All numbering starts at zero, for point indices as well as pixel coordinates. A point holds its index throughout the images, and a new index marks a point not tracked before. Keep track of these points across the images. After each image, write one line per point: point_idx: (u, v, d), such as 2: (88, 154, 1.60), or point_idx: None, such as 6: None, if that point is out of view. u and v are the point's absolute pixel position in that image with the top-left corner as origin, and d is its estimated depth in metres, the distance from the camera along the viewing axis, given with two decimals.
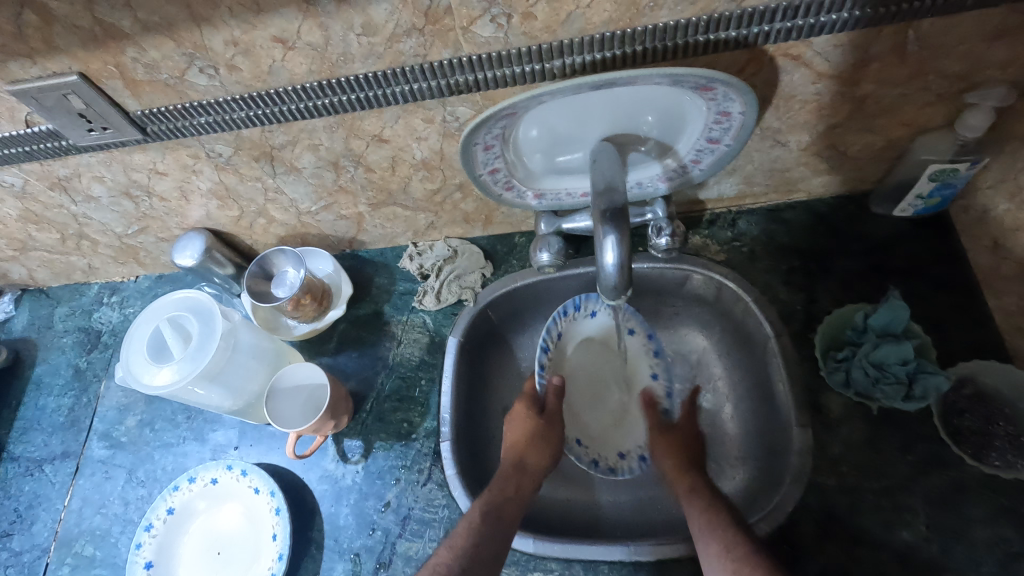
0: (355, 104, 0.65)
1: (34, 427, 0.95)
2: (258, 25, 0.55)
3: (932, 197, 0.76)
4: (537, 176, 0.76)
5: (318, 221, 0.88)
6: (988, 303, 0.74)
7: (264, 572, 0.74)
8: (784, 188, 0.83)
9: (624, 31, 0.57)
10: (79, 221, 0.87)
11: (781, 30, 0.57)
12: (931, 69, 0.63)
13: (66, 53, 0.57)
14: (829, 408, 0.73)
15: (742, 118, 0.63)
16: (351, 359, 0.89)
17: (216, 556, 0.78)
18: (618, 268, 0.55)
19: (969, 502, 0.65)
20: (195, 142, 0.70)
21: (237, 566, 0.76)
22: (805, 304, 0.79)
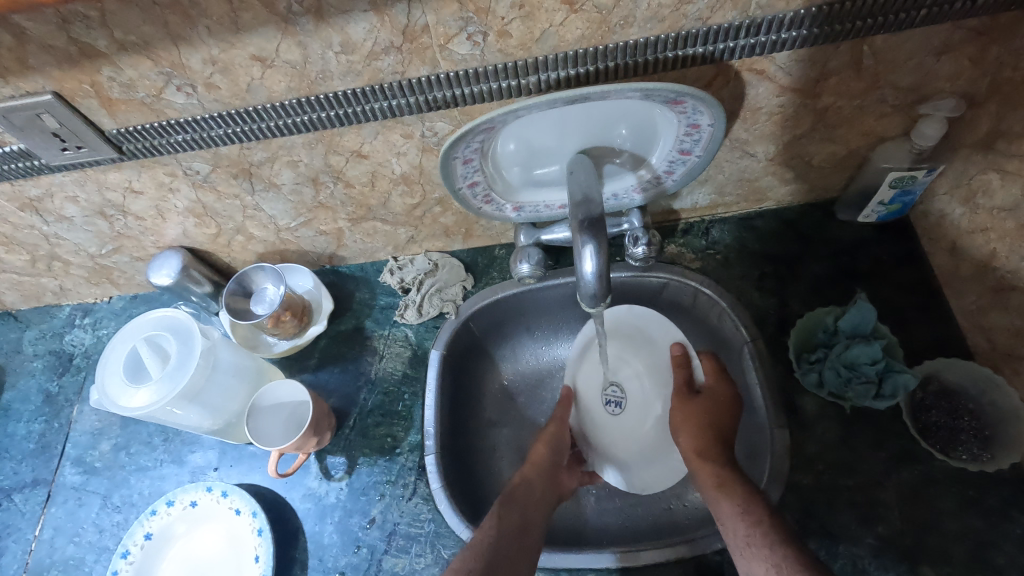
0: (334, 120, 0.65)
1: (2, 454, 0.92)
2: (236, 44, 0.56)
3: (893, 203, 0.79)
4: (515, 189, 0.77)
5: (297, 238, 0.88)
6: (949, 303, 0.78)
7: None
8: (754, 197, 0.86)
9: (596, 48, 0.59)
10: (51, 242, 0.85)
11: (745, 46, 0.60)
12: (886, 82, 0.66)
13: (40, 73, 0.57)
14: (804, 408, 0.75)
15: (712, 130, 0.65)
16: (333, 375, 0.88)
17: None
18: (597, 276, 0.56)
19: (938, 495, 0.67)
20: (172, 159, 0.70)
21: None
22: (778, 309, 0.81)
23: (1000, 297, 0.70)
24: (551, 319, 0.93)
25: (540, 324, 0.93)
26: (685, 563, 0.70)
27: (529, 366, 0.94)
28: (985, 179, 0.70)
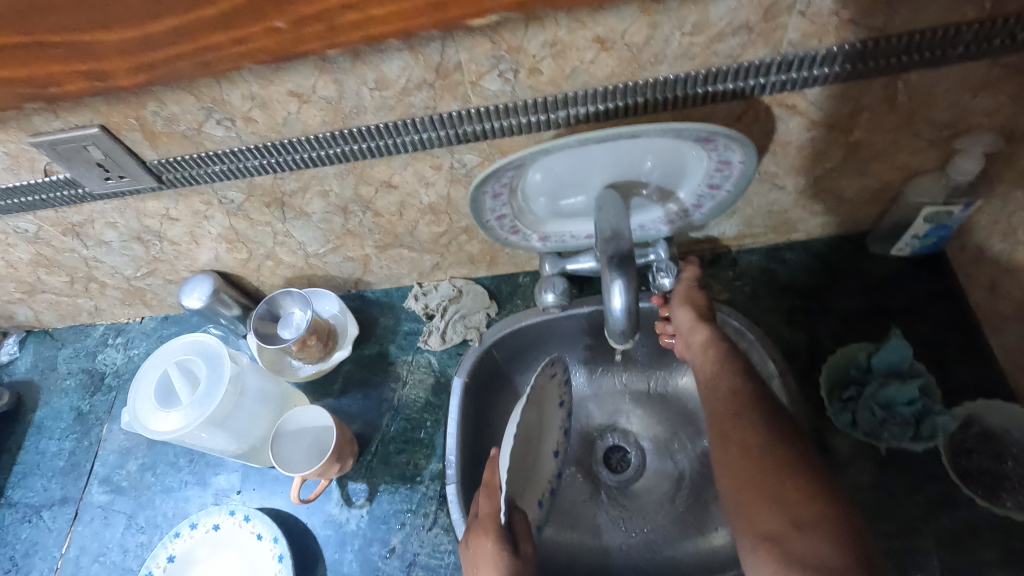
0: (366, 152, 0.67)
1: (33, 471, 0.94)
2: (274, 80, 0.57)
3: (928, 237, 0.78)
4: (541, 220, 0.78)
5: (325, 263, 0.89)
6: (989, 341, 0.75)
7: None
8: (783, 229, 0.85)
9: (626, 84, 0.59)
10: (89, 264, 0.88)
11: (775, 83, 0.60)
12: (921, 117, 0.65)
13: (88, 108, 0.59)
14: (837, 448, 0.72)
15: (743, 166, 0.65)
16: (356, 400, 0.88)
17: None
18: (626, 313, 0.55)
19: (982, 545, 0.64)
20: (209, 189, 0.72)
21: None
22: (808, 343, 0.80)
23: None
24: (574, 349, 0.93)
25: (561, 355, 0.93)
26: None
27: None
28: None
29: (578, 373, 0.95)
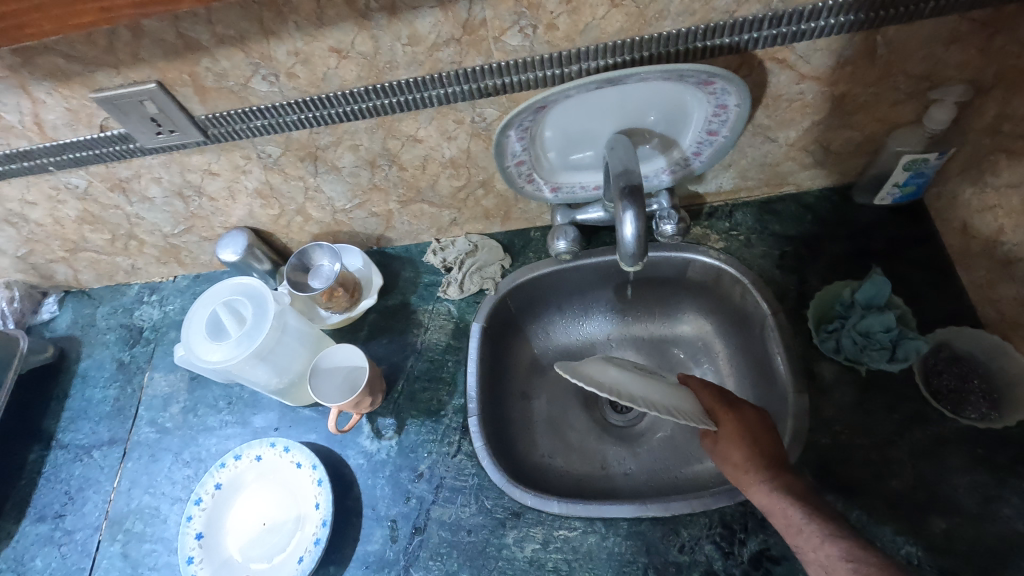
0: (396, 106, 0.73)
1: (81, 416, 1.01)
2: (318, 37, 0.64)
3: (907, 185, 0.85)
4: (554, 170, 0.85)
5: (350, 219, 0.96)
6: (960, 278, 0.83)
7: (308, 537, 0.80)
8: (775, 182, 0.92)
9: (634, 39, 0.66)
10: (132, 221, 0.94)
11: (767, 37, 0.67)
12: (899, 70, 0.72)
13: (148, 64, 0.66)
14: (823, 374, 0.80)
15: (737, 111, 0.72)
16: (381, 345, 0.96)
17: (260, 525, 0.84)
18: (635, 239, 0.62)
19: (950, 454, 0.72)
20: (249, 143, 0.78)
21: (282, 534, 0.82)
22: (798, 285, 0.87)
23: (1007, 270, 0.75)
24: (582, 299, 1.00)
25: (570, 304, 1.01)
26: (710, 513, 0.76)
27: (561, 342, 1.02)
28: (993, 159, 0.75)
29: (588, 323, 1.02)
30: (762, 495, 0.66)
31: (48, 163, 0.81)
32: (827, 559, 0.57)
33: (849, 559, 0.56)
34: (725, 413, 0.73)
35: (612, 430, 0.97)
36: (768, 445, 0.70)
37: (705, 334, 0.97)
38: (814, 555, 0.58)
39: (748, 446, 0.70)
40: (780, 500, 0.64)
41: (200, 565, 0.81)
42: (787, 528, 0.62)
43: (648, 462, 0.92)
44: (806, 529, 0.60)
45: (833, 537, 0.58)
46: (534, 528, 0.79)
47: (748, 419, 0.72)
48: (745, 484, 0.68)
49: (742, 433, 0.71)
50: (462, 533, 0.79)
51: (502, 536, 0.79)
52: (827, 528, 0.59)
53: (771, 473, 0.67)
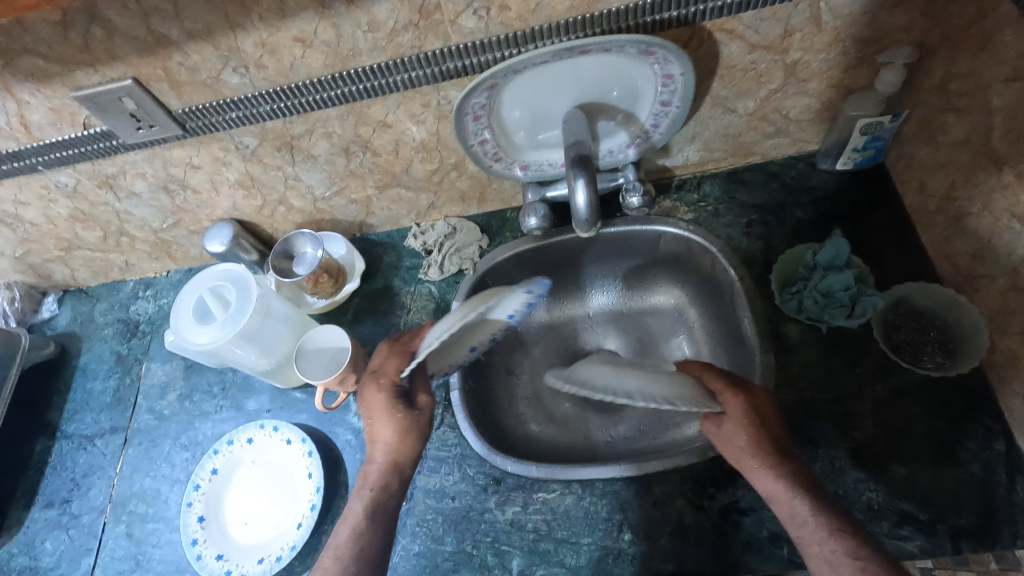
0: (364, 92, 0.76)
1: (83, 407, 1.05)
2: (282, 27, 0.67)
3: (866, 148, 0.87)
4: (520, 148, 0.88)
5: (332, 207, 0.99)
6: (920, 237, 0.85)
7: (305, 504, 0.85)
8: (740, 152, 0.95)
9: (584, 16, 0.69)
10: (121, 218, 0.98)
11: (714, 9, 0.69)
12: (846, 35, 0.74)
13: (123, 61, 0.69)
14: (788, 334, 0.83)
15: (684, 79, 0.74)
16: (367, 327, 0.99)
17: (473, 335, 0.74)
18: (588, 205, 0.66)
19: (909, 404, 0.75)
20: (227, 135, 0.82)
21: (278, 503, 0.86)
22: (764, 251, 0.90)
23: (960, 225, 0.77)
24: (559, 276, 1.03)
25: (547, 283, 1.04)
26: (681, 470, 0.79)
27: (541, 320, 1.05)
28: (943, 119, 0.77)
29: (567, 299, 1.05)
30: (766, 481, 0.66)
31: (37, 163, 0.84)
32: (832, 556, 0.59)
33: (857, 559, 0.57)
34: (733, 395, 0.70)
35: (593, 401, 0.99)
36: (773, 430, 0.69)
37: (679, 305, 1.00)
38: (819, 550, 0.60)
39: (755, 431, 0.68)
40: (788, 492, 0.64)
41: (205, 545, 0.85)
42: (790, 517, 0.63)
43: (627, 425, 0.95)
44: (813, 522, 0.61)
45: (839, 534, 0.59)
46: (514, 492, 0.82)
47: (757, 402, 0.70)
48: (745, 469, 0.68)
49: (749, 419, 0.68)
50: (447, 500, 0.83)
51: (484, 501, 0.82)
52: (831, 523, 0.61)
53: (777, 460, 0.66)
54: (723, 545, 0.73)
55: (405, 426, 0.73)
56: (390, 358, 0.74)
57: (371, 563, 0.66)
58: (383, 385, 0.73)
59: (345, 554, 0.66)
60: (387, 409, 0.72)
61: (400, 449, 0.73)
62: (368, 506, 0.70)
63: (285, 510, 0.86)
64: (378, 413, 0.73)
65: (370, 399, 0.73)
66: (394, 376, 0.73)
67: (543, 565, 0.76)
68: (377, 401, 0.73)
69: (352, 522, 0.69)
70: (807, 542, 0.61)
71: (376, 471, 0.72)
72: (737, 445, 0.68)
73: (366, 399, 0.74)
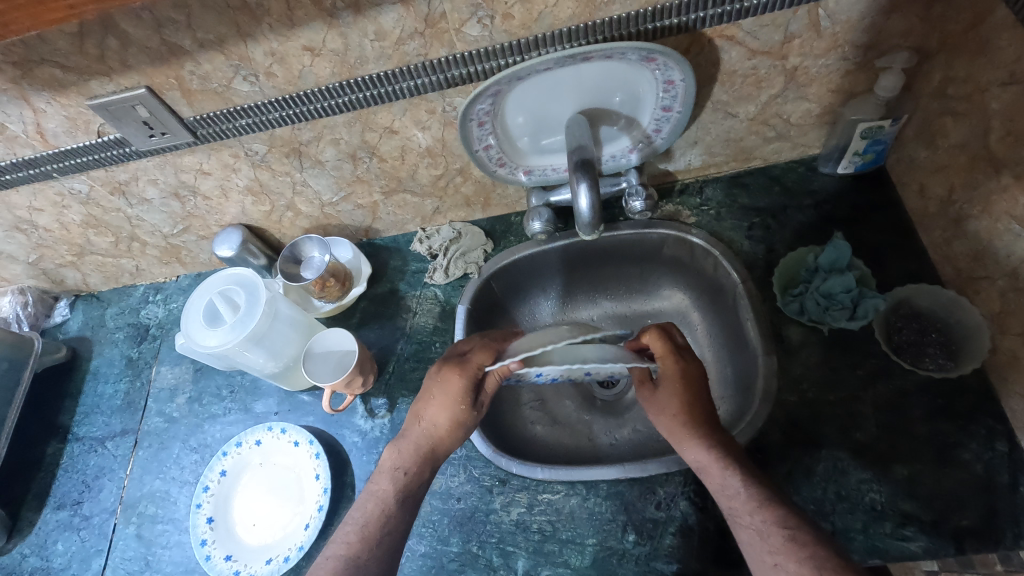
0: (371, 99, 0.78)
1: (94, 410, 1.07)
2: (291, 37, 0.69)
3: (867, 152, 0.88)
4: (525, 154, 0.89)
5: (339, 212, 1.01)
6: (922, 239, 0.86)
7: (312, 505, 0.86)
8: (742, 156, 0.96)
9: (585, 24, 0.70)
10: (133, 223, 1.00)
11: (714, 15, 0.70)
12: (844, 41, 0.75)
13: (136, 70, 0.71)
14: (790, 336, 0.84)
15: (685, 85, 0.75)
16: (373, 331, 1.01)
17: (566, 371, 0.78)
18: (591, 209, 0.67)
19: (911, 405, 0.76)
20: (236, 142, 0.84)
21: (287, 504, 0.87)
22: (766, 254, 0.91)
23: (960, 227, 0.78)
24: (564, 279, 1.04)
25: (552, 286, 1.05)
26: (685, 471, 0.79)
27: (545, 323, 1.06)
28: (942, 122, 0.78)
29: (570, 302, 1.06)
30: (698, 452, 0.69)
31: (52, 170, 0.86)
32: (762, 525, 0.60)
33: (785, 526, 0.59)
34: (667, 360, 0.74)
35: (597, 404, 1.00)
36: (706, 403, 0.72)
37: (683, 308, 1.01)
38: (749, 520, 0.61)
39: (685, 399, 0.72)
40: (718, 462, 0.67)
41: (215, 546, 0.86)
42: (722, 489, 0.65)
43: (631, 428, 0.96)
44: (744, 493, 0.63)
45: (769, 505, 0.61)
46: (519, 494, 0.83)
47: (691, 368, 0.74)
48: (678, 440, 0.71)
49: (684, 387, 0.72)
50: (453, 501, 0.84)
51: (489, 502, 0.83)
52: (763, 495, 0.63)
53: (706, 431, 0.70)
54: (727, 545, 0.74)
55: (460, 419, 0.74)
56: (482, 351, 0.76)
57: (391, 549, 0.67)
58: (466, 372, 0.74)
59: (370, 532, 0.67)
60: (455, 396, 0.74)
61: (446, 437, 0.74)
62: (399, 488, 0.71)
63: (293, 511, 0.87)
64: (444, 397, 0.74)
65: (445, 379, 0.75)
66: (477, 366, 0.75)
67: (548, 566, 0.77)
68: (451, 381, 0.74)
69: (380, 500, 0.70)
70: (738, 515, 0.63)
71: (411, 451, 0.74)
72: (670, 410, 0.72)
73: (440, 378, 0.75)
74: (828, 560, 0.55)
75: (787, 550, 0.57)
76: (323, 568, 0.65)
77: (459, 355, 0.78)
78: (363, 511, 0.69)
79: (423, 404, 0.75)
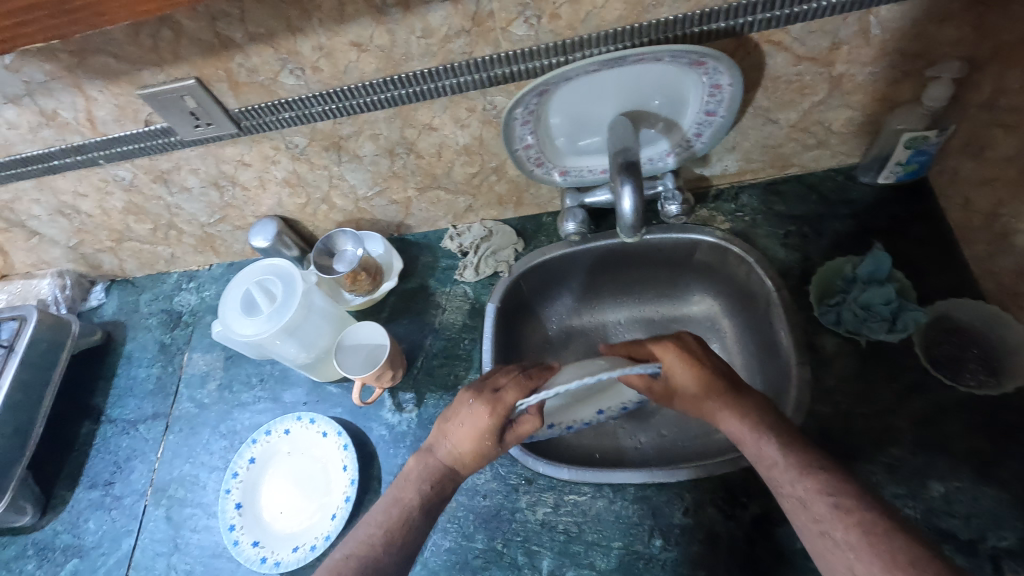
0: (413, 96, 0.79)
1: (127, 393, 1.09)
2: (340, 32, 0.69)
3: (909, 163, 0.87)
4: (562, 154, 0.89)
5: (372, 207, 1.02)
6: (964, 253, 0.84)
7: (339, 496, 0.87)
8: (779, 163, 0.95)
9: (632, 26, 0.70)
10: (171, 212, 1.02)
11: (762, 20, 0.70)
12: (893, 49, 0.74)
13: (187, 61, 0.72)
14: (825, 346, 0.83)
15: (732, 90, 0.75)
16: (402, 325, 1.01)
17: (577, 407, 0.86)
18: (634, 211, 0.67)
19: (950, 421, 0.74)
20: (278, 135, 0.85)
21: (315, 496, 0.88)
22: (801, 262, 0.90)
23: (1006, 242, 0.76)
24: (592, 281, 1.04)
25: (581, 287, 1.05)
26: (713, 478, 0.79)
27: (572, 323, 1.06)
28: (990, 134, 0.76)
29: (597, 304, 1.06)
30: (732, 423, 0.68)
31: (98, 157, 0.88)
32: (806, 492, 0.59)
33: (829, 493, 0.57)
34: (668, 354, 0.75)
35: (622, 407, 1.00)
36: (722, 373, 0.73)
37: (712, 314, 1.01)
38: (791, 489, 0.60)
39: (704, 376, 0.72)
40: (753, 429, 0.66)
41: (243, 532, 0.87)
42: (759, 460, 0.64)
43: (654, 432, 0.95)
44: (783, 462, 0.62)
45: (810, 471, 0.60)
46: (545, 493, 0.83)
47: (690, 355, 0.74)
48: (712, 415, 0.71)
49: (694, 369, 0.73)
50: (478, 498, 0.84)
51: (515, 501, 0.83)
52: (802, 462, 0.61)
53: (734, 399, 0.70)
54: (756, 555, 0.73)
55: (488, 452, 0.73)
56: (513, 388, 0.73)
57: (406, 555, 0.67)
58: (496, 412, 0.71)
59: (395, 533, 0.67)
60: (483, 430, 0.71)
61: (470, 464, 0.73)
62: (441, 487, 0.71)
63: (320, 501, 0.88)
64: (467, 430, 0.72)
65: (476, 412, 0.72)
66: (510, 403, 0.72)
67: (573, 567, 0.77)
68: (480, 415, 0.72)
69: (404, 507, 0.69)
70: (778, 481, 0.61)
71: (436, 466, 0.73)
72: (688, 391, 0.73)
73: (471, 408, 0.73)
74: (875, 522, 0.54)
75: (831, 517, 0.56)
76: (339, 566, 0.64)
77: (495, 388, 0.74)
78: (386, 515, 0.69)
79: (451, 424, 0.74)
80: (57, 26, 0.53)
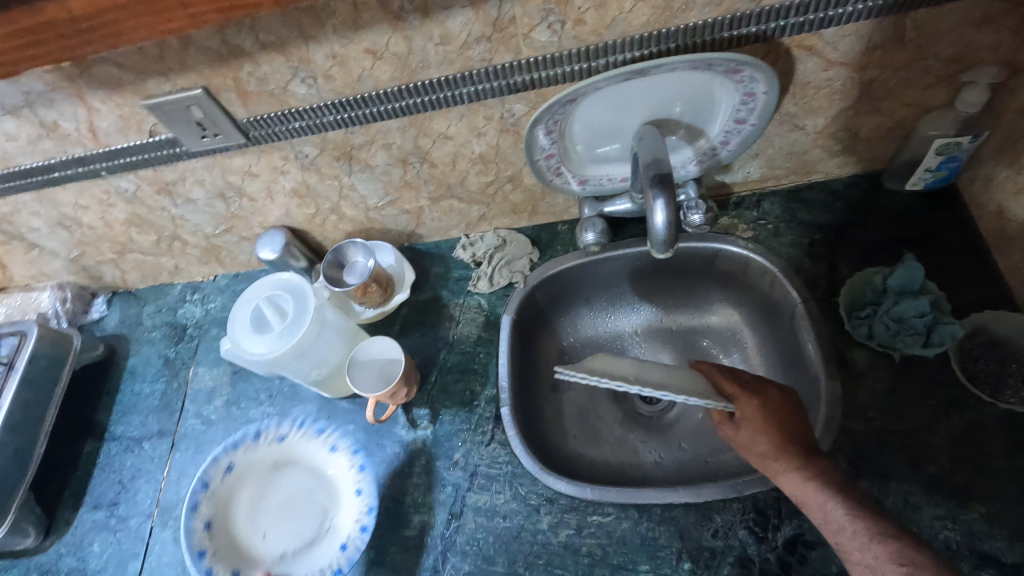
0: (428, 105, 0.76)
1: (131, 410, 1.06)
2: (354, 39, 0.66)
3: (940, 169, 0.84)
4: (582, 163, 0.86)
5: (383, 217, 0.99)
6: (997, 263, 0.82)
7: (348, 514, 0.84)
8: (803, 170, 0.92)
9: (660, 31, 0.67)
10: (176, 223, 0.99)
11: (795, 24, 0.67)
12: (928, 54, 0.71)
13: (194, 70, 0.69)
14: (855, 360, 0.80)
15: (766, 98, 0.72)
16: (415, 338, 0.99)
17: None
18: (667, 226, 0.65)
19: (988, 438, 0.72)
20: (287, 145, 0.82)
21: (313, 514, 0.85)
22: (828, 272, 0.87)
23: None
24: (609, 291, 1.01)
25: (598, 297, 1.02)
26: (743, 499, 0.76)
27: (589, 335, 1.03)
28: None
29: (614, 314, 1.03)
30: (793, 484, 0.64)
31: (100, 168, 0.85)
32: (874, 561, 0.56)
33: (901, 563, 0.54)
34: (743, 398, 0.71)
35: (641, 421, 0.97)
36: (793, 428, 0.68)
37: (734, 324, 0.98)
38: (861, 555, 0.57)
39: (773, 431, 0.67)
40: (817, 492, 0.62)
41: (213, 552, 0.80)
42: (825, 524, 0.61)
43: (676, 448, 0.92)
44: (851, 528, 0.59)
45: (883, 539, 0.57)
46: (567, 514, 0.80)
47: (765, 405, 0.70)
48: (773, 473, 0.66)
49: (767, 419, 0.68)
50: (498, 519, 0.82)
51: (537, 522, 0.81)
52: (872, 528, 0.58)
53: (803, 458, 0.65)
54: None
55: None
56: None
57: None
58: None
59: None
60: None
61: None
62: None
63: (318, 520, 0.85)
64: None
65: None
66: None
67: None
68: None
69: None
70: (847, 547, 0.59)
71: None
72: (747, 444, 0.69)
73: None
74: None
75: None
76: None
77: None
78: None
79: None
80: (75, 47, 0.54)
